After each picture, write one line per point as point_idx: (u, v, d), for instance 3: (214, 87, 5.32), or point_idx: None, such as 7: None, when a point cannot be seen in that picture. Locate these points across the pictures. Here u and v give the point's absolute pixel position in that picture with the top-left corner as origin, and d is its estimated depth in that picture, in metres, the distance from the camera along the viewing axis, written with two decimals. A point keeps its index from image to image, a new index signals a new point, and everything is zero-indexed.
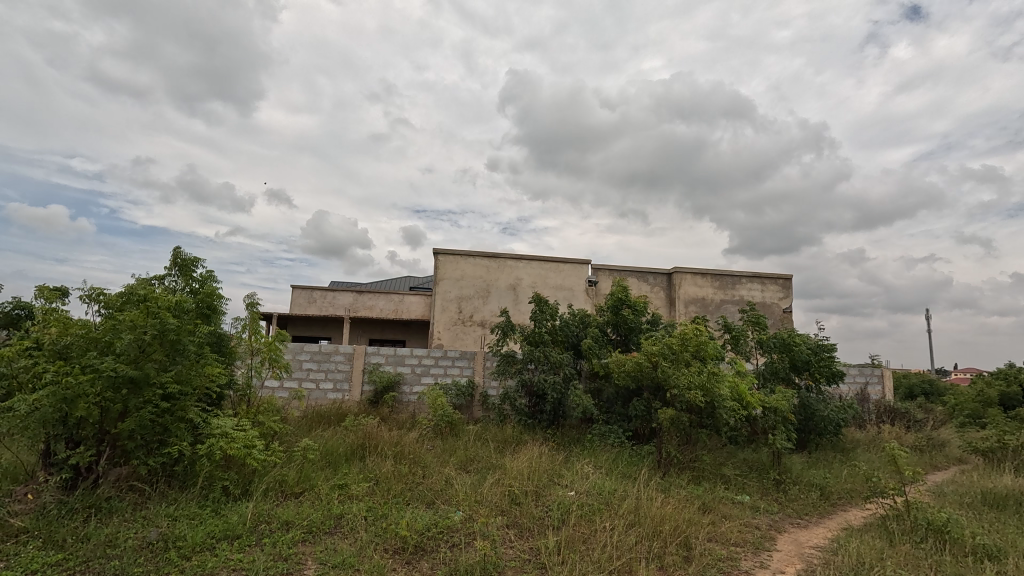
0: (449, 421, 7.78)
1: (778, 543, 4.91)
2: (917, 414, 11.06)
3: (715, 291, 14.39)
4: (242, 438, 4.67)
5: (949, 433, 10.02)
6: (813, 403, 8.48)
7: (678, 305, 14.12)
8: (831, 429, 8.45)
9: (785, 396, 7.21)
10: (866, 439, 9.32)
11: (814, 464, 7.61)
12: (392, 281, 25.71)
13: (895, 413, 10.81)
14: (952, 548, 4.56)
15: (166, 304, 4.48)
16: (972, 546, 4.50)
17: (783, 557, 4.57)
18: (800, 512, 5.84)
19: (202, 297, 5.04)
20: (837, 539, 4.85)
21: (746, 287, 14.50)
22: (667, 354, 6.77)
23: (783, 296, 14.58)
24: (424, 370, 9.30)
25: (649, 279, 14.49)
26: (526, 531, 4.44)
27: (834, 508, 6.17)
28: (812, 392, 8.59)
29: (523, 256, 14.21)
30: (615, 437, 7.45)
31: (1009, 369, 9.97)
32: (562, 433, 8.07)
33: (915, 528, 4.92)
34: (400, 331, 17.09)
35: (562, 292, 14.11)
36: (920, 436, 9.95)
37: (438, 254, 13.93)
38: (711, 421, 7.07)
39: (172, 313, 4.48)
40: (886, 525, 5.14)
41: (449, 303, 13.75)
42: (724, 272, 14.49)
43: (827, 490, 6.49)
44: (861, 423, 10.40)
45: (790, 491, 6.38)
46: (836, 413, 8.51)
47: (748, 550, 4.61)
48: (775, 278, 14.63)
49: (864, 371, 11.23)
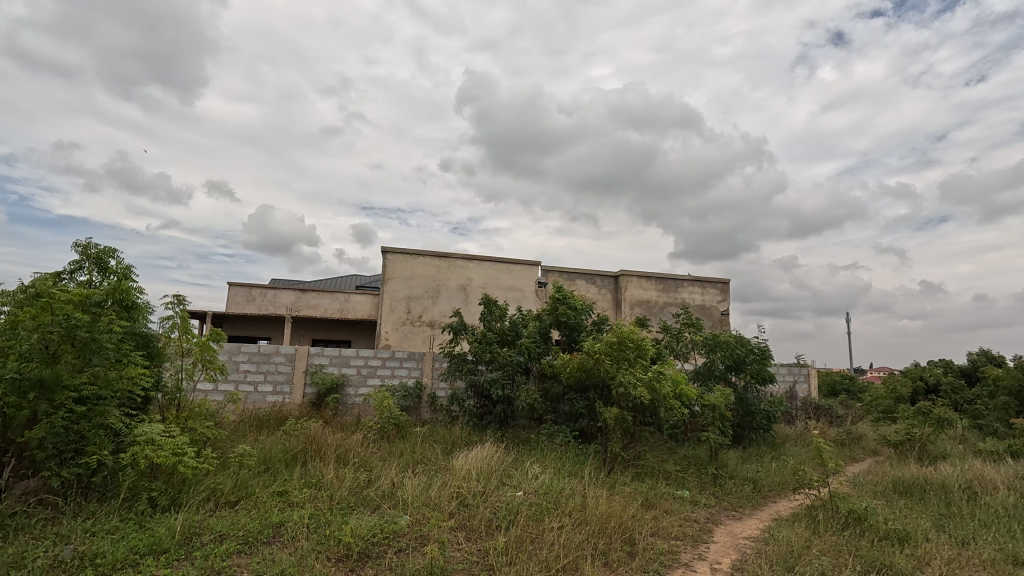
0: (396, 423, 7.63)
1: (715, 535, 5.14)
2: (839, 411, 11.91)
3: (658, 293, 14.92)
4: (169, 445, 4.35)
5: (866, 427, 10.90)
6: (748, 401, 8.97)
7: (625, 307, 14.52)
8: (763, 425, 8.95)
9: (722, 394, 7.56)
10: (795, 434, 9.93)
11: (747, 458, 8.05)
12: (338, 281, 24.97)
13: (820, 409, 11.60)
14: (868, 533, 4.95)
15: (69, 298, 4.09)
16: (884, 531, 4.90)
17: (719, 548, 4.78)
18: (735, 505, 6.14)
19: (117, 291, 4.63)
20: (768, 530, 5.14)
21: (687, 290, 15.12)
22: (610, 353, 6.95)
23: (721, 299, 15.32)
24: (370, 372, 9.07)
25: (597, 281, 14.80)
26: (474, 532, 4.42)
27: (766, 499, 6.54)
28: (747, 391, 9.08)
29: (474, 256, 14.18)
30: (564, 436, 7.57)
31: (915, 369, 10.99)
32: (511, 433, 8.11)
33: (838, 517, 5.30)
34: (345, 330, 16.59)
35: (513, 293, 14.19)
36: (842, 430, 10.70)
37: (386, 253, 13.62)
38: (654, 419, 7.30)
39: (74, 308, 4.08)
40: (812, 514, 5.49)
41: (397, 303, 13.48)
42: (668, 276, 15.04)
43: (760, 483, 6.87)
44: (790, 419, 11.09)
45: (726, 485, 6.71)
46: (768, 410, 9.04)
47: (687, 544, 4.80)
48: (714, 282, 15.35)
49: (793, 370, 12.00)
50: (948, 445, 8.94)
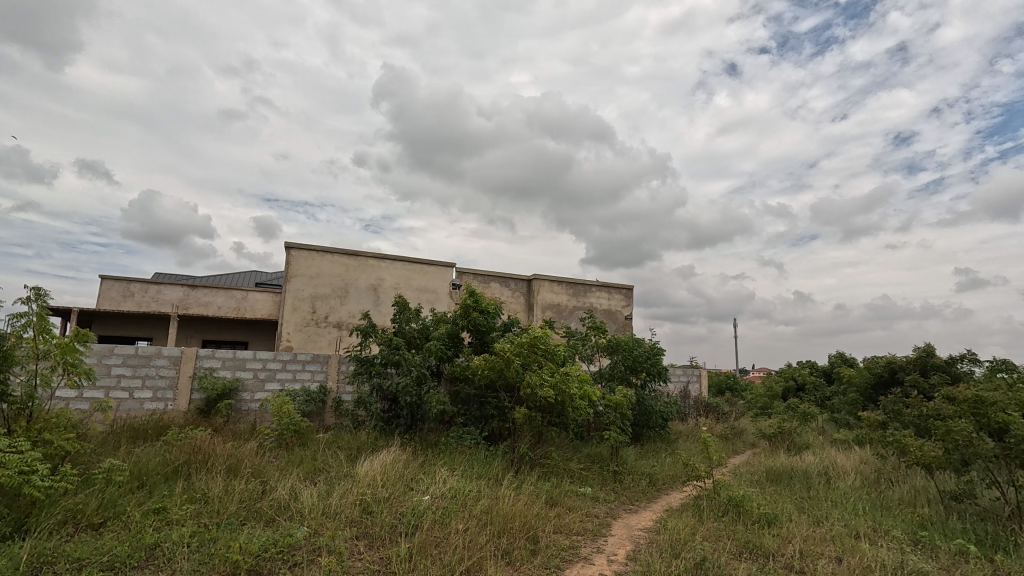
0: (296, 430, 7.20)
1: (613, 528, 5.43)
2: (724, 408, 13.09)
3: (568, 297, 15.46)
4: (16, 463, 3.76)
5: (746, 422, 12.07)
6: (646, 400, 9.56)
7: (536, 310, 14.87)
8: (659, 422, 9.60)
9: (624, 394, 8.01)
10: (686, 431, 10.74)
11: (644, 454, 8.58)
12: (235, 277, 23.10)
13: (708, 407, 12.67)
14: (743, 517, 5.49)
15: None
16: (756, 515, 5.46)
17: (616, 541, 5.05)
18: (632, 499, 6.52)
19: None
20: (660, 520, 5.53)
21: (595, 295, 15.83)
22: (520, 355, 7.09)
23: (625, 304, 16.22)
24: (268, 376, 8.49)
25: (510, 284, 15.02)
26: (377, 540, 4.30)
27: (659, 492, 7.01)
28: (645, 391, 9.70)
29: (386, 255, 13.79)
30: (473, 438, 7.59)
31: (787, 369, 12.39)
32: (420, 437, 7.98)
33: (719, 504, 5.82)
34: (242, 331, 15.36)
35: (425, 294, 13.99)
36: (727, 426, 11.75)
37: (290, 248, 12.83)
38: (560, 419, 7.55)
39: None
40: (697, 504, 5.98)
41: (301, 302, 12.75)
42: (577, 281, 15.65)
43: (654, 477, 7.36)
44: (683, 416, 11.98)
45: (625, 480, 7.11)
46: (663, 409, 9.71)
47: (586, 538, 5.02)
48: (620, 288, 16.22)
49: (686, 371, 13.05)
50: (810, 436, 10.16)
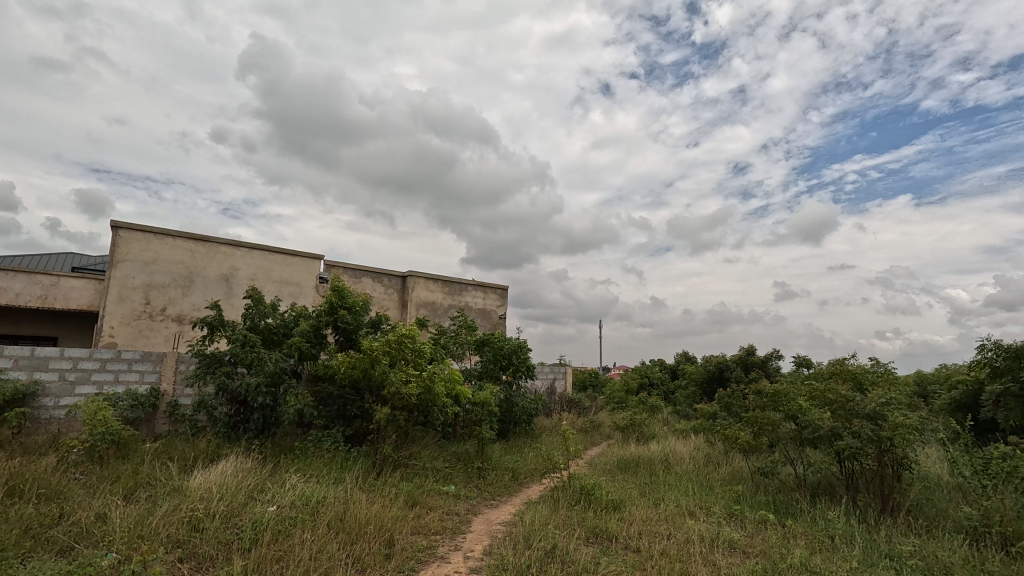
0: (115, 440, 6.14)
1: (472, 525, 5.48)
2: (585, 403, 14.01)
3: (443, 296, 15.36)
4: None
5: (603, 416, 13.03)
6: (513, 397, 9.86)
7: (410, 308, 14.54)
8: (524, 419, 9.95)
9: (491, 391, 8.15)
10: (550, 426, 11.28)
11: (509, 450, 8.82)
12: (43, 259, 19.19)
13: (571, 402, 13.46)
14: (593, 504, 5.90)
15: None
16: (604, 501, 5.91)
17: (474, 537, 5.11)
18: (494, 494, 6.66)
19: None
20: (518, 513, 5.71)
21: (470, 294, 15.94)
22: (387, 352, 6.85)
23: (500, 304, 16.58)
24: (80, 378, 7.15)
25: (384, 280, 14.49)
26: (207, 560, 3.82)
27: (520, 485, 7.25)
28: (513, 388, 10.01)
29: (243, 243, 12.47)
30: (333, 440, 7.16)
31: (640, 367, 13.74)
32: (272, 442, 7.31)
33: (572, 493, 6.20)
34: (48, 324, 12.78)
35: (288, 287, 12.91)
36: (587, 420, 12.56)
37: (119, 228, 10.98)
38: (427, 418, 7.44)
39: None
40: (553, 495, 6.30)
41: (132, 292, 10.98)
42: (453, 279, 15.62)
43: (517, 471, 7.60)
44: (548, 412, 12.56)
45: (488, 476, 7.23)
46: (529, 405, 10.09)
47: (445, 537, 5.00)
48: (495, 288, 16.53)
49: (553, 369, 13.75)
50: (656, 427, 11.29)
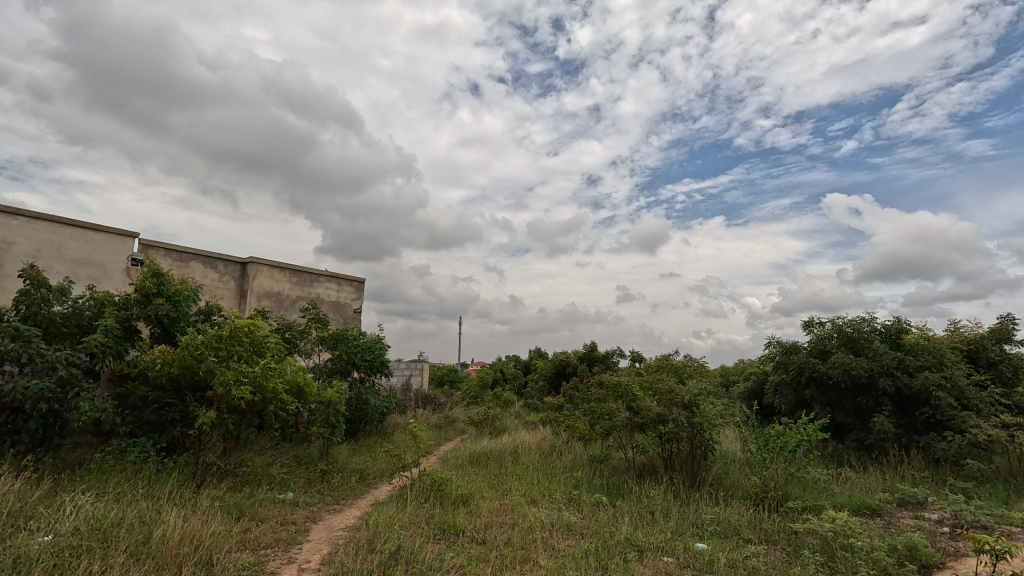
0: None
1: (311, 533, 5.08)
2: (441, 399, 13.97)
3: (290, 286, 14.08)
4: None
5: (458, 411, 13.11)
6: (364, 395, 9.42)
7: (249, 298, 13.05)
8: (376, 417, 9.55)
9: (339, 389, 7.65)
10: (403, 423, 11.00)
11: (357, 450, 8.39)
12: None
13: (426, 399, 13.33)
14: (442, 500, 5.89)
15: None
16: (453, 496, 5.92)
17: (312, 546, 4.73)
18: (337, 498, 6.26)
19: None
20: (363, 516, 5.44)
21: (322, 286, 14.85)
22: (215, 347, 6.03)
23: (355, 297, 15.72)
24: None
25: (218, 266, 12.79)
26: None
27: (368, 487, 6.93)
28: (364, 386, 9.57)
29: (22, 212, 10.07)
30: (140, 450, 6.08)
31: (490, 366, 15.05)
32: (53, 457, 5.96)
33: (422, 490, 6.11)
34: None
35: (86, 268, 10.68)
36: (441, 416, 12.50)
37: None
38: (263, 420, 6.69)
39: None
40: (402, 494, 6.13)
41: None
42: (303, 269, 14.40)
43: (364, 472, 7.26)
44: (402, 409, 12.25)
45: (332, 480, 6.77)
46: (382, 403, 9.71)
47: (277, 550, 4.55)
48: (350, 280, 15.63)
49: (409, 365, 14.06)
50: (508, 420, 11.69)
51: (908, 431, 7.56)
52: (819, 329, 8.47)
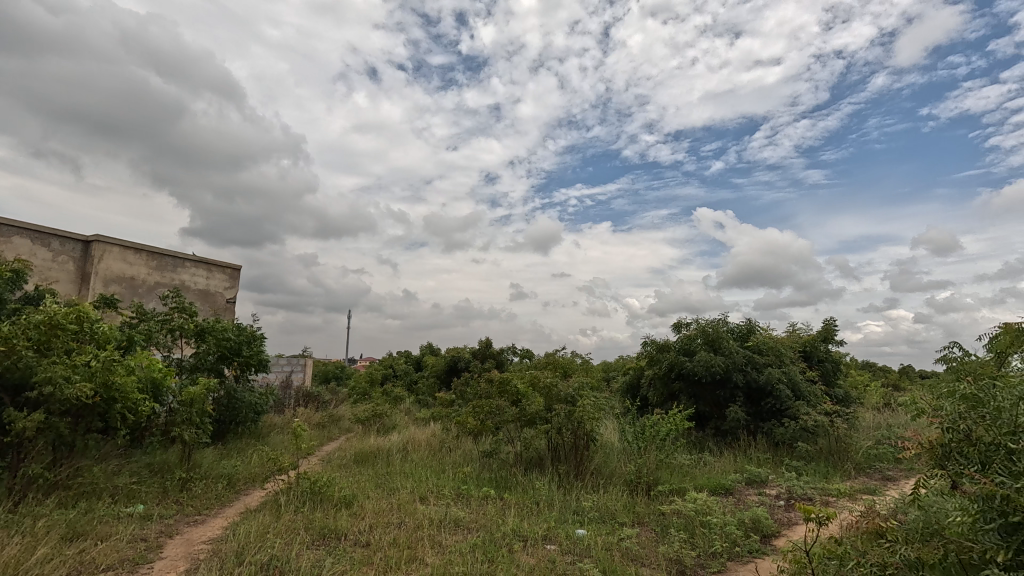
0: None
1: (165, 550, 4.50)
2: (325, 397, 13.20)
3: (148, 271, 12.38)
4: None
5: (344, 409, 12.48)
6: (236, 393, 8.59)
7: (94, 283, 11.25)
8: (249, 417, 8.73)
9: (206, 386, 6.87)
10: (281, 422, 10.19)
11: (225, 454, 7.60)
12: None
13: (309, 396, 12.51)
14: (323, 503, 5.57)
15: None
16: (335, 499, 5.62)
17: (165, 564, 4.19)
18: (199, 509, 5.62)
19: None
20: (230, 527, 4.95)
21: (188, 272, 13.26)
22: (43, 339, 5.09)
23: (228, 286, 14.26)
24: None
25: (52, 244, 10.84)
26: None
27: (237, 494, 6.32)
28: (236, 383, 8.73)
29: None
30: None
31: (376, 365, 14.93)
32: None
33: (300, 494, 5.72)
34: None
35: None
36: (325, 414, 11.79)
37: None
38: (106, 423, 5.78)
39: None
40: (277, 499, 5.68)
41: None
42: (164, 252, 12.75)
43: (233, 478, 6.61)
44: (280, 408, 11.35)
45: (193, 488, 6.07)
46: (257, 402, 8.90)
47: (121, 572, 3.96)
48: (223, 266, 14.15)
49: (290, 361, 13.42)
50: (397, 417, 11.39)
51: (755, 419, 8.65)
52: (687, 330, 9.37)
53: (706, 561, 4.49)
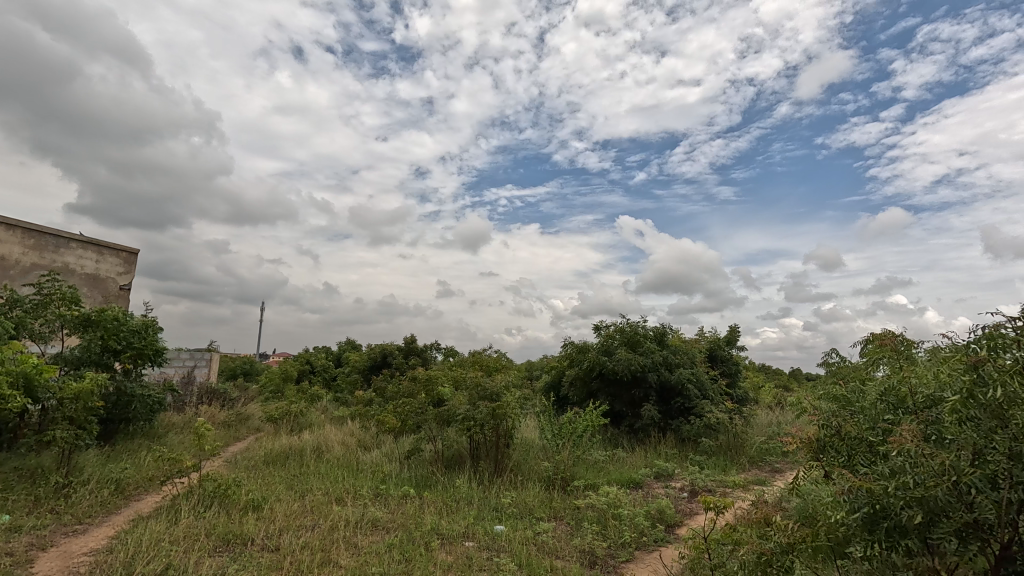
0: None
1: (37, 564, 4.03)
2: (232, 394, 12.34)
3: (22, 250, 10.92)
4: None
5: (254, 407, 11.73)
6: (129, 389, 7.82)
7: None
8: (144, 415, 7.98)
9: (94, 381, 6.20)
10: (180, 421, 9.40)
11: (113, 456, 6.89)
12: None
13: (213, 393, 11.63)
14: (228, 506, 5.25)
15: None
16: (241, 502, 5.32)
17: None
18: (81, 517, 5.07)
19: None
20: (118, 536, 4.52)
21: (73, 253, 11.86)
22: None
23: (123, 271, 12.87)
24: None
25: None
26: None
27: (127, 500, 5.77)
28: (129, 378, 7.95)
29: None
30: None
31: (290, 362, 14.27)
32: None
33: (202, 499, 5.34)
34: None
35: None
36: (232, 412, 11.01)
37: None
38: None
39: None
40: (174, 504, 5.26)
41: None
42: (44, 230, 11.32)
43: (123, 482, 6.02)
44: (180, 406, 10.43)
45: (74, 494, 5.46)
46: (153, 398, 8.16)
47: None
48: (117, 249, 12.77)
49: (194, 355, 12.43)
50: (313, 416, 10.90)
51: (665, 416, 9.19)
52: (606, 331, 9.81)
53: (616, 551, 4.74)
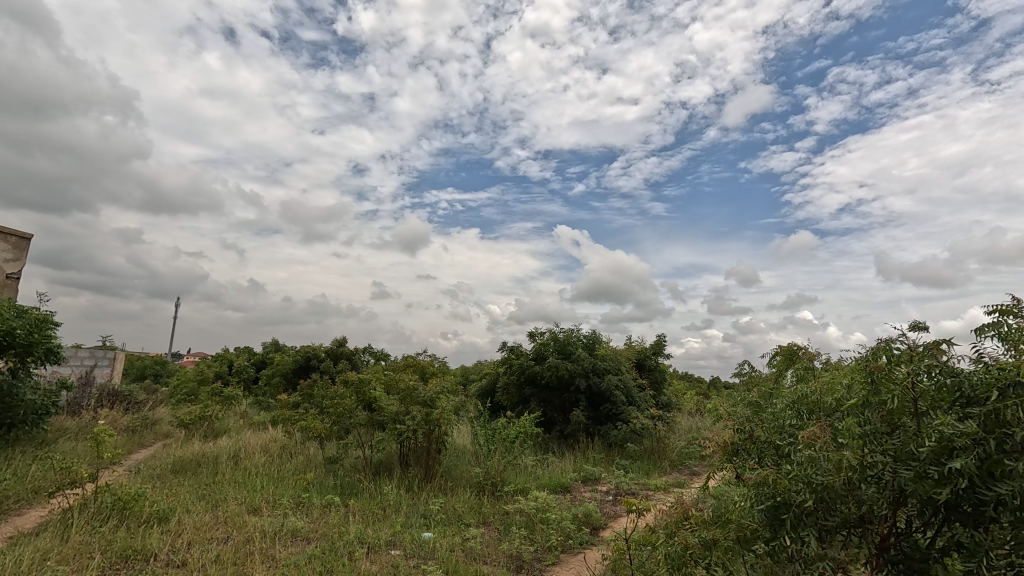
0: None
1: None
2: (138, 396, 11.35)
3: None
4: None
5: (163, 412, 10.86)
6: (13, 390, 7.00)
7: None
8: (30, 419, 7.17)
9: None
10: (75, 426, 8.51)
11: None
12: None
13: (116, 396, 10.65)
14: (128, 520, 4.83)
15: None
16: (145, 514, 4.91)
17: None
18: None
19: None
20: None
21: None
22: None
23: (11, 258, 11.52)
24: None
25: None
26: None
27: (5, 515, 5.15)
28: (14, 377, 7.13)
29: None
30: None
31: (206, 363, 13.35)
32: None
33: (98, 512, 4.88)
34: None
35: None
36: (137, 416, 10.12)
37: None
38: None
39: None
40: (64, 518, 4.76)
41: None
42: None
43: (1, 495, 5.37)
44: (75, 410, 9.44)
45: None
46: (43, 401, 7.36)
47: None
48: (5, 233, 11.43)
49: (94, 354, 11.32)
50: (230, 421, 10.25)
51: (594, 421, 9.46)
52: (540, 338, 9.98)
53: (542, 554, 4.83)
